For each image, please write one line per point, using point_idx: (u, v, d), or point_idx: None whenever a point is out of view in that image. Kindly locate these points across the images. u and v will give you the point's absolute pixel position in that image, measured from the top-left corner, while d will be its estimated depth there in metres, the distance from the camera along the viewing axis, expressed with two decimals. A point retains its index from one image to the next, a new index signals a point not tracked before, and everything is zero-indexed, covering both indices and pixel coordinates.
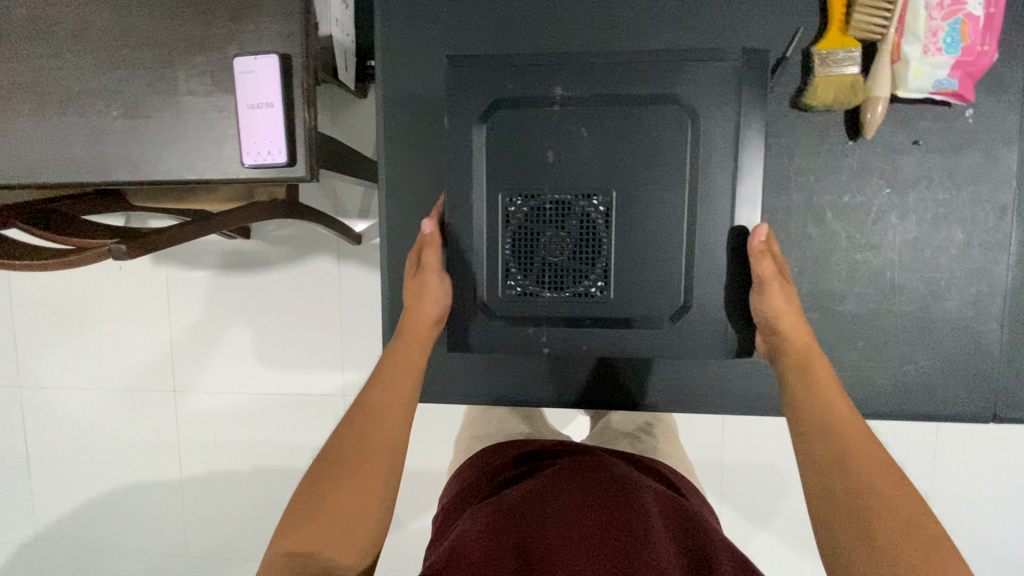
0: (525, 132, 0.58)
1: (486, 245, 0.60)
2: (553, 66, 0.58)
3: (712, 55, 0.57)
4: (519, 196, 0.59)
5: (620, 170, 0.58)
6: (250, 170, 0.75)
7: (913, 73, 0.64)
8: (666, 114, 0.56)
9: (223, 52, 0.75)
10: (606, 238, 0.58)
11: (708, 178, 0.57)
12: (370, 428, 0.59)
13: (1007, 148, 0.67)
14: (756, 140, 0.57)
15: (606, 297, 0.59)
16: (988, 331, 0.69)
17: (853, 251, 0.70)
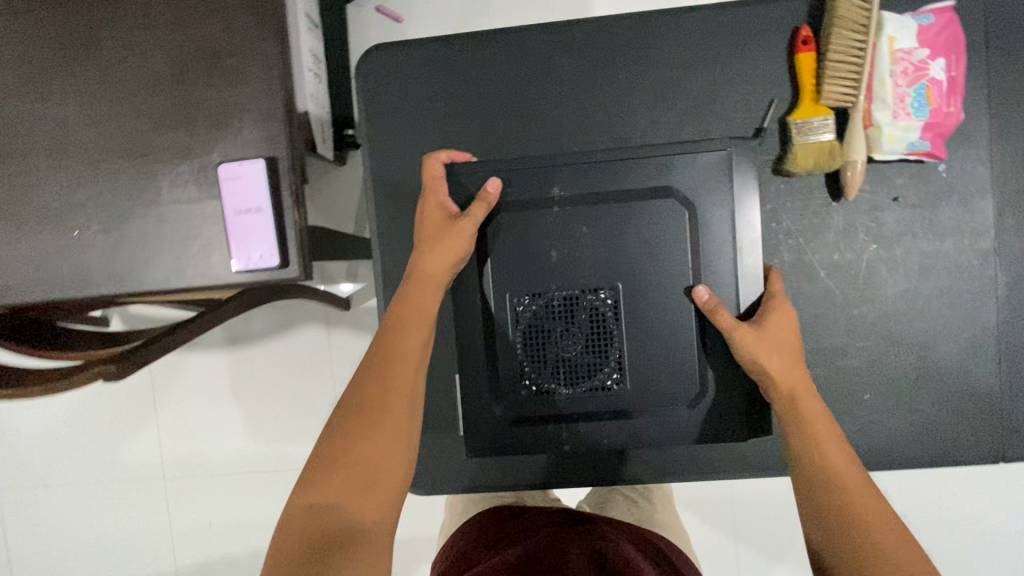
0: (526, 231, 0.60)
1: (498, 345, 0.61)
2: (547, 166, 0.60)
3: (701, 144, 0.59)
4: (526, 295, 0.61)
5: (623, 264, 0.59)
6: (242, 274, 0.74)
7: (886, 137, 0.66)
8: (663, 206, 0.58)
9: (206, 159, 0.73)
10: (616, 328, 0.60)
11: (708, 263, 0.59)
12: (387, 377, 0.56)
13: (982, 198, 0.70)
14: (751, 221, 0.58)
15: (622, 388, 0.60)
16: (988, 374, 0.71)
17: (848, 306, 0.72)
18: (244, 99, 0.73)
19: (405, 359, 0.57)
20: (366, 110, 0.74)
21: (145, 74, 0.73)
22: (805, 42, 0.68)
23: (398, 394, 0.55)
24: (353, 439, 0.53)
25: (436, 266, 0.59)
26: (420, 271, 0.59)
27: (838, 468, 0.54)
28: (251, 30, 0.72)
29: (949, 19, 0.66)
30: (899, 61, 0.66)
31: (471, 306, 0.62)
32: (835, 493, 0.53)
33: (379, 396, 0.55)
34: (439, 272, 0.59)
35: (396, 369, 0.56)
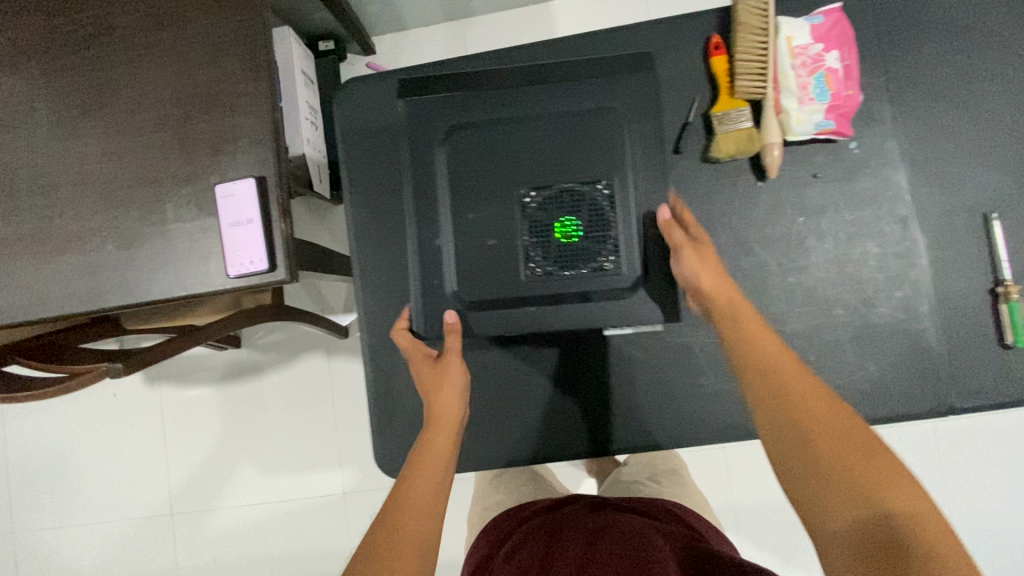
0: (475, 225, 0.64)
1: (558, 275, 0.64)
2: (427, 140, 0.65)
3: (412, 108, 0.66)
4: (524, 266, 0.64)
5: (587, 139, 0.64)
6: (236, 279, 0.83)
7: (795, 120, 0.75)
8: (461, 141, 0.65)
9: (204, 182, 0.84)
10: (560, 185, 0.64)
11: (644, 94, 0.64)
12: (409, 502, 0.58)
13: (894, 169, 0.77)
14: (560, 119, 0.65)
15: (610, 181, 0.64)
16: (925, 329, 0.75)
17: (783, 276, 0.78)
18: (239, 130, 0.85)
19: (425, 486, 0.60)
20: (343, 151, 0.83)
21: (156, 116, 0.86)
22: (717, 48, 0.78)
23: (421, 506, 0.58)
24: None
25: (451, 401, 0.68)
26: (439, 409, 0.67)
27: (797, 393, 0.53)
28: (244, 74, 0.85)
29: (839, 17, 0.75)
30: (798, 56, 0.75)
31: (503, 293, 0.64)
32: (791, 411, 0.52)
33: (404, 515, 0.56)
34: (458, 403, 0.68)
35: (418, 494, 0.59)
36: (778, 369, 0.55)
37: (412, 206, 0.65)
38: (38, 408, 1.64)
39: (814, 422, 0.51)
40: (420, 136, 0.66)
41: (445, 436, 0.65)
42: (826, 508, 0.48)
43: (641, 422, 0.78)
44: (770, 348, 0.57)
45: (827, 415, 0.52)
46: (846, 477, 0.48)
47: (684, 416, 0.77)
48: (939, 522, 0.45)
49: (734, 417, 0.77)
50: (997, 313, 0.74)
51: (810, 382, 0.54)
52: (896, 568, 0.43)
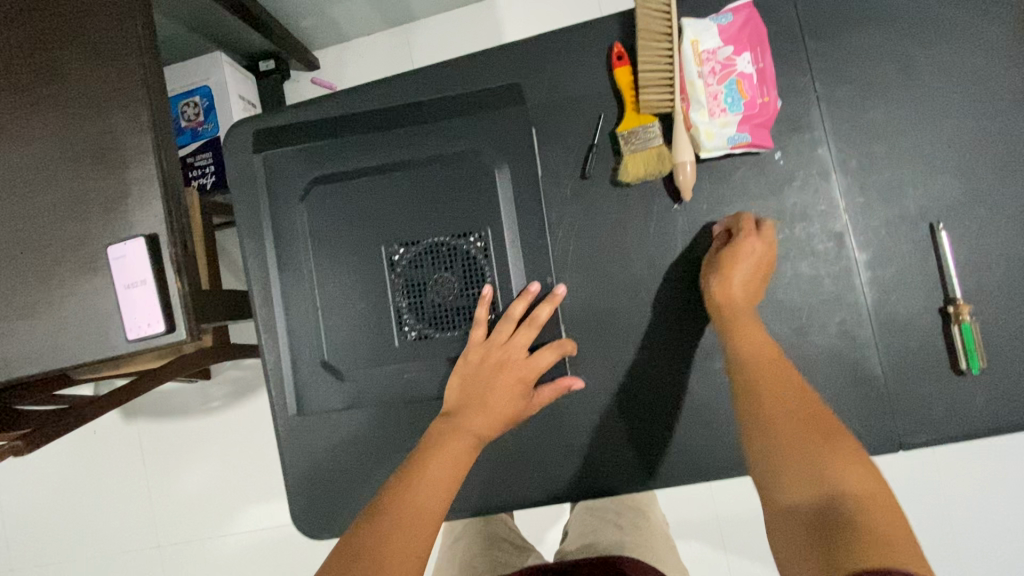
0: (343, 289, 0.59)
1: (434, 339, 0.58)
2: (286, 199, 0.61)
3: (268, 163, 0.62)
4: (399, 330, 0.59)
5: (455, 184, 0.58)
6: (137, 343, 0.80)
7: (705, 135, 0.67)
8: (320, 194, 0.60)
9: (99, 242, 0.81)
10: (429, 239, 0.58)
11: (514, 129, 0.58)
12: (408, 515, 0.49)
13: (826, 180, 0.69)
14: (422, 162, 0.58)
15: (481, 233, 0.57)
16: (867, 357, 0.68)
17: (705, 307, 0.71)
18: (130, 185, 0.81)
19: (431, 504, 0.50)
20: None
21: (47, 177, 0.83)
22: (620, 58, 0.70)
23: (424, 525, 0.49)
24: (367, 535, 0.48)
25: (497, 393, 0.54)
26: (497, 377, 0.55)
27: (781, 394, 0.56)
28: (130, 126, 0.81)
29: (748, 16, 0.67)
30: (706, 62, 0.67)
31: (374, 362, 0.59)
32: (758, 406, 0.56)
33: (410, 501, 0.50)
34: (518, 374, 0.55)
35: (427, 473, 0.51)
36: (767, 375, 0.58)
37: (280, 272, 0.61)
38: None
39: (780, 425, 0.54)
40: (278, 193, 0.61)
41: (477, 415, 0.54)
42: (789, 483, 0.50)
43: (561, 472, 0.73)
44: (770, 362, 0.59)
45: (799, 416, 0.54)
46: (803, 454, 0.51)
47: (604, 465, 0.72)
48: (887, 509, 0.45)
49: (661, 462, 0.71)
50: (949, 336, 0.66)
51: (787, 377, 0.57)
52: (827, 539, 0.44)
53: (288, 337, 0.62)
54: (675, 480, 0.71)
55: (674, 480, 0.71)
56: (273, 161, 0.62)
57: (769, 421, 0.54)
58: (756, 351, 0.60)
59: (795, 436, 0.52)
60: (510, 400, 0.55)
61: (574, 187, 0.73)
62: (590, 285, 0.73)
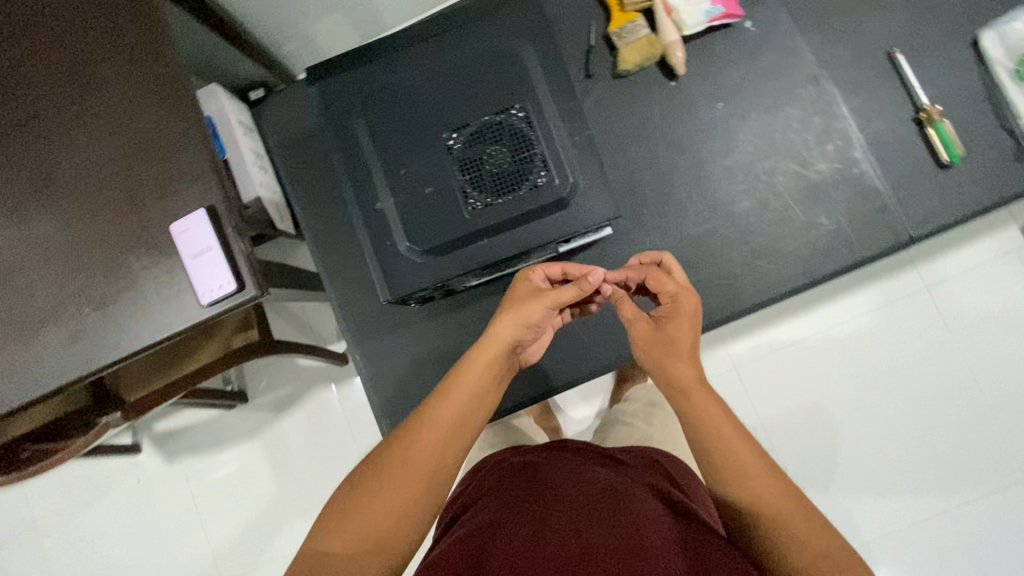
0: (410, 179, 0.67)
1: (499, 206, 0.66)
2: (345, 118, 0.69)
3: (323, 92, 0.70)
4: (466, 203, 0.66)
5: (491, 72, 0.67)
6: (211, 307, 0.85)
7: (686, 15, 0.78)
8: (374, 106, 0.68)
9: (160, 226, 0.87)
10: (479, 120, 0.67)
11: (530, 19, 0.68)
12: (438, 423, 0.62)
13: (793, 36, 0.81)
14: (459, 59, 0.68)
15: (522, 105, 0.66)
16: (864, 172, 0.78)
17: (717, 163, 0.80)
18: (181, 168, 0.88)
19: (457, 410, 0.63)
20: (285, 172, 0.89)
21: (99, 177, 0.89)
22: None
23: (451, 430, 0.62)
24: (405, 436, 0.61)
25: (504, 335, 0.67)
26: (518, 309, 0.68)
27: (734, 446, 0.58)
28: (173, 116, 0.89)
29: None
30: None
31: (450, 237, 0.66)
32: (704, 445, 0.60)
33: (441, 408, 0.63)
34: (536, 309, 0.68)
35: (459, 389, 0.64)
36: (714, 423, 0.60)
37: (349, 182, 0.69)
38: (67, 515, 1.64)
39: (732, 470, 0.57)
40: (336, 114, 0.69)
41: (502, 336, 0.67)
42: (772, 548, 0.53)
43: None
44: (713, 402, 0.62)
45: (747, 456, 0.58)
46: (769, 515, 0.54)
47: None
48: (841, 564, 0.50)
49: (710, 304, 0.79)
50: (927, 139, 0.77)
51: (724, 420, 0.60)
52: None
53: (367, 236, 0.68)
54: (725, 317, 0.79)
55: (724, 316, 0.79)
56: (326, 91, 0.70)
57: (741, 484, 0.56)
58: (710, 404, 0.62)
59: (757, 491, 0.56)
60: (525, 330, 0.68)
61: (582, 87, 0.83)
62: (614, 166, 0.82)
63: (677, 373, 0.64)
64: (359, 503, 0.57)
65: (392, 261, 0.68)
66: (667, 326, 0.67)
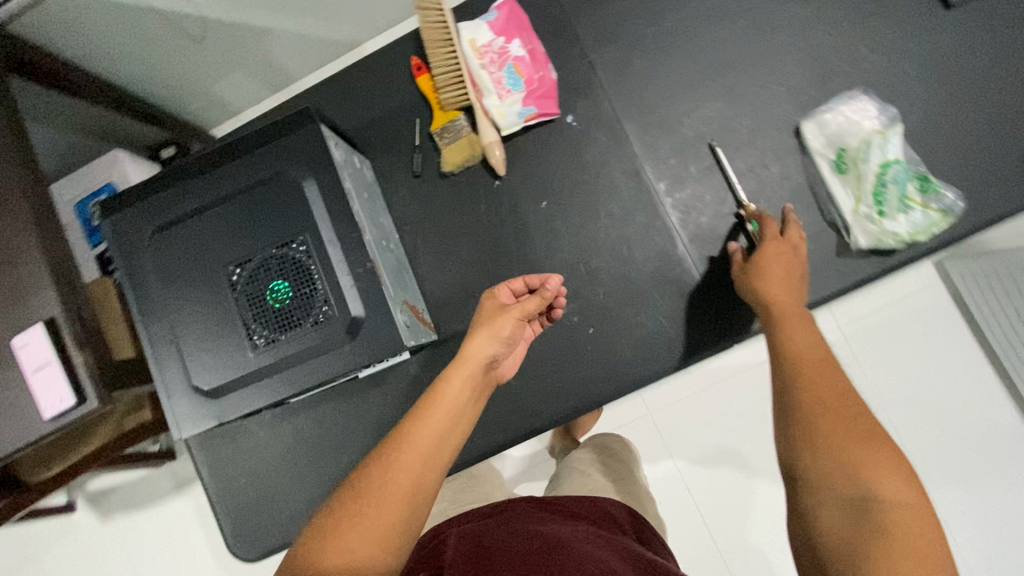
0: (194, 314, 0.66)
1: (282, 341, 0.65)
2: (133, 251, 0.68)
3: (112, 224, 0.69)
4: (250, 337, 0.66)
5: (274, 203, 0.66)
6: (54, 421, 0.86)
7: (500, 115, 0.77)
8: (161, 240, 0.68)
9: (2, 339, 0.88)
10: (261, 253, 0.66)
11: (312, 147, 0.67)
12: (423, 446, 0.53)
13: (615, 130, 0.79)
14: (243, 190, 0.67)
15: (302, 237, 0.65)
16: (687, 270, 0.76)
17: (543, 263, 0.79)
18: (22, 280, 0.88)
19: (446, 424, 0.55)
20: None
21: None
22: (419, 69, 0.81)
23: (440, 450, 0.54)
24: (394, 453, 0.52)
25: (480, 352, 0.59)
26: (489, 319, 0.61)
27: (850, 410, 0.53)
28: (11, 227, 0.88)
29: (511, 11, 0.79)
30: (485, 54, 0.77)
31: (234, 373, 0.66)
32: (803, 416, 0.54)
33: (431, 420, 0.55)
34: (500, 322, 0.61)
35: (445, 402, 0.56)
36: (821, 397, 0.54)
37: (137, 313, 0.68)
38: None
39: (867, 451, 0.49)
40: (126, 247, 0.69)
41: (483, 343, 0.59)
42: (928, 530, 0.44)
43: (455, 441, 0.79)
44: (820, 366, 0.57)
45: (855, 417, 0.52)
46: (914, 499, 0.46)
47: (486, 424, 0.79)
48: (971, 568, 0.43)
49: (539, 409, 0.78)
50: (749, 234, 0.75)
51: (842, 395, 0.54)
52: None
53: (155, 372, 0.67)
54: (552, 423, 0.77)
55: (550, 421, 0.77)
56: (116, 222, 0.70)
57: (863, 471, 0.48)
58: (807, 374, 0.57)
59: (890, 474, 0.47)
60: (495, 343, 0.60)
61: (409, 187, 0.82)
62: (443, 269, 0.81)
63: (788, 324, 0.61)
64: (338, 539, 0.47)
65: (179, 396, 0.67)
66: (770, 275, 0.65)
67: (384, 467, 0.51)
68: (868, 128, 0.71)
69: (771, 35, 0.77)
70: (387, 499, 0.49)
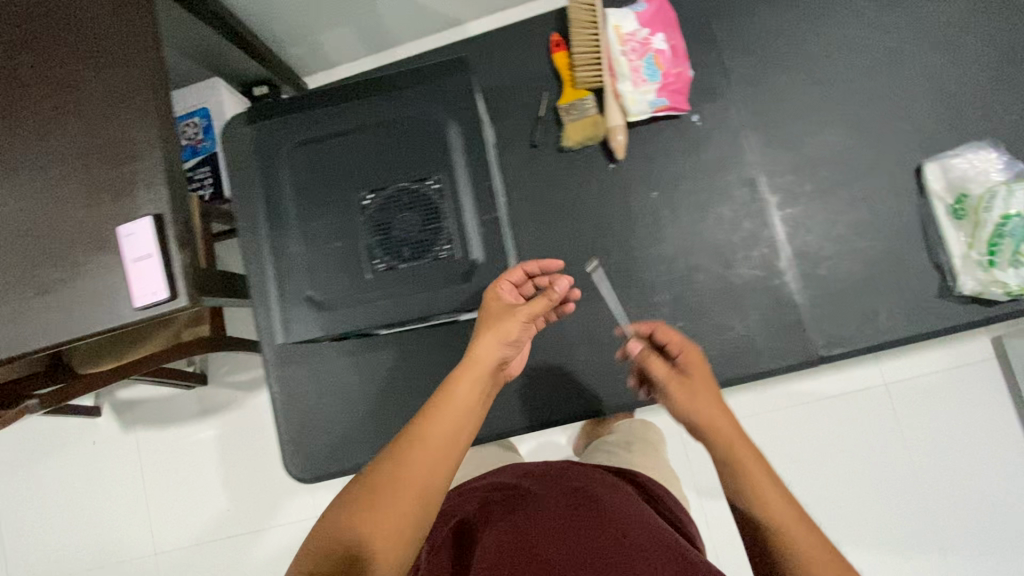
0: (320, 232, 0.69)
1: (401, 271, 0.68)
2: (272, 161, 0.71)
3: (256, 134, 0.72)
4: (372, 262, 0.69)
5: (414, 141, 0.69)
6: (143, 311, 0.89)
7: (631, 102, 0.79)
8: (298, 156, 0.71)
9: (108, 225, 0.91)
10: (396, 186, 0.68)
11: (461, 93, 0.69)
12: (432, 444, 0.57)
13: (738, 137, 0.81)
14: (387, 122, 0.69)
15: (439, 178, 0.68)
16: (785, 284, 0.78)
17: (643, 251, 0.81)
18: (137, 174, 0.92)
19: (450, 424, 0.58)
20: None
21: (61, 170, 0.93)
22: (558, 45, 0.84)
23: (444, 448, 0.57)
24: (399, 454, 0.56)
25: (486, 356, 0.61)
26: (496, 320, 0.63)
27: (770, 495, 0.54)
28: (137, 122, 0.92)
29: (660, 6, 0.81)
30: (628, 42, 0.80)
31: (349, 293, 0.69)
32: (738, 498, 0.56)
33: (435, 420, 0.58)
34: (516, 322, 0.62)
35: (453, 401, 0.60)
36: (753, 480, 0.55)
37: (266, 222, 0.71)
38: (21, 465, 1.70)
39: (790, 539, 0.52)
40: (264, 156, 0.72)
41: (488, 346, 0.62)
42: None
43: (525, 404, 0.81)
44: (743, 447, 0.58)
45: (787, 516, 0.53)
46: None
47: (559, 395, 0.80)
48: None
49: (614, 390, 0.80)
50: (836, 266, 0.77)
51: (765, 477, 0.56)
52: None
53: (276, 279, 0.71)
54: (625, 404, 0.79)
55: (622, 403, 0.79)
56: (259, 132, 0.72)
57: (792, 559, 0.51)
58: (743, 461, 0.57)
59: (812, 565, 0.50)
60: (500, 345, 0.62)
61: (525, 154, 0.85)
62: (544, 237, 0.83)
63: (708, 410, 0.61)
64: (344, 524, 0.52)
65: (292, 304, 0.70)
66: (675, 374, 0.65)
67: (388, 468, 0.55)
68: (994, 180, 0.72)
69: (909, 75, 0.78)
70: (394, 497, 0.53)
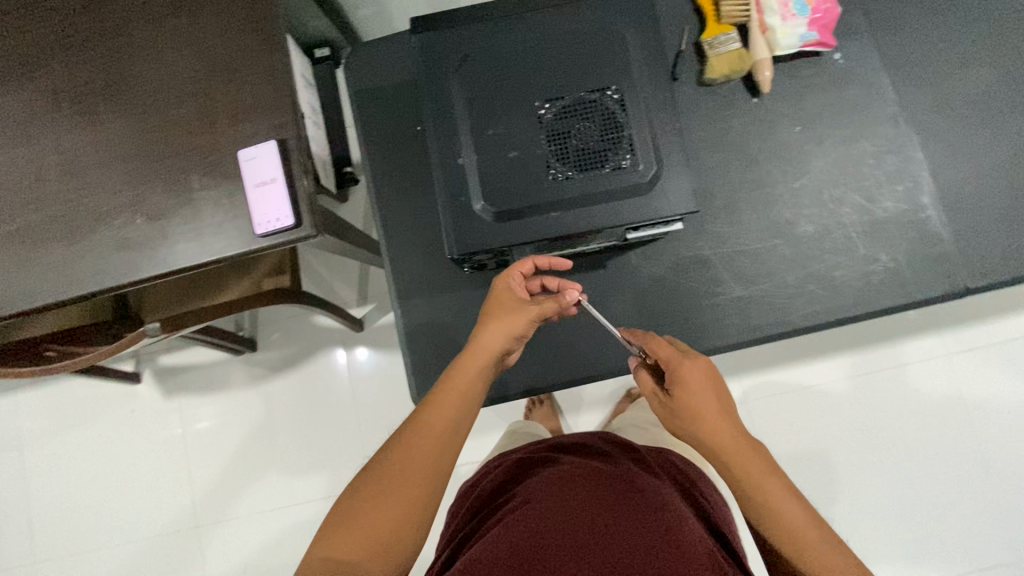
0: (494, 141, 0.68)
1: (578, 180, 0.67)
2: (441, 71, 0.70)
3: (421, 45, 0.71)
4: (547, 171, 0.67)
5: (591, 52, 0.68)
6: (264, 239, 0.86)
7: (781, 35, 0.80)
8: (468, 66, 0.70)
9: (227, 151, 0.88)
10: (574, 96, 0.68)
11: (637, 7, 0.69)
12: (437, 426, 0.61)
13: (880, 74, 0.82)
14: (562, 34, 0.69)
15: (617, 88, 0.67)
16: (929, 217, 0.79)
17: (787, 185, 0.81)
18: (257, 99, 0.89)
19: (456, 408, 0.63)
20: (357, 111, 0.88)
21: (176, 94, 0.90)
22: None
23: (448, 429, 0.61)
24: (410, 440, 0.60)
25: (490, 346, 0.66)
26: (501, 315, 0.67)
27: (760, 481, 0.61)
28: (258, 46, 0.90)
29: None
30: None
31: (524, 202, 0.67)
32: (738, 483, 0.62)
33: (444, 404, 0.63)
34: (517, 317, 0.67)
35: (456, 389, 0.64)
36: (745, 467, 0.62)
37: (434, 131, 0.69)
38: (53, 433, 1.61)
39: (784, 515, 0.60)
40: (431, 66, 0.70)
41: (490, 337, 0.66)
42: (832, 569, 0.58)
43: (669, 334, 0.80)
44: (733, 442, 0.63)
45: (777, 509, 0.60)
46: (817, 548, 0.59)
47: (703, 325, 0.80)
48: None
49: (759, 320, 0.80)
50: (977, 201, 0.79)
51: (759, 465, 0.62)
52: None
53: (443, 188, 0.69)
54: (770, 335, 0.79)
55: (768, 333, 0.79)
56: (425, 42, 0.71)
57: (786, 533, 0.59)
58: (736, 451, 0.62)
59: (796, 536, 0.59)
60: (502, 336, 0.67)
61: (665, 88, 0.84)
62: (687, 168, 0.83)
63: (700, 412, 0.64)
64: (363, 506, 0.56)
65: (463, 214, 0.68)
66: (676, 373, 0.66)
67: (399, 452, 0.59)
68: None
69: None
70: (408, 476, 0.58)
